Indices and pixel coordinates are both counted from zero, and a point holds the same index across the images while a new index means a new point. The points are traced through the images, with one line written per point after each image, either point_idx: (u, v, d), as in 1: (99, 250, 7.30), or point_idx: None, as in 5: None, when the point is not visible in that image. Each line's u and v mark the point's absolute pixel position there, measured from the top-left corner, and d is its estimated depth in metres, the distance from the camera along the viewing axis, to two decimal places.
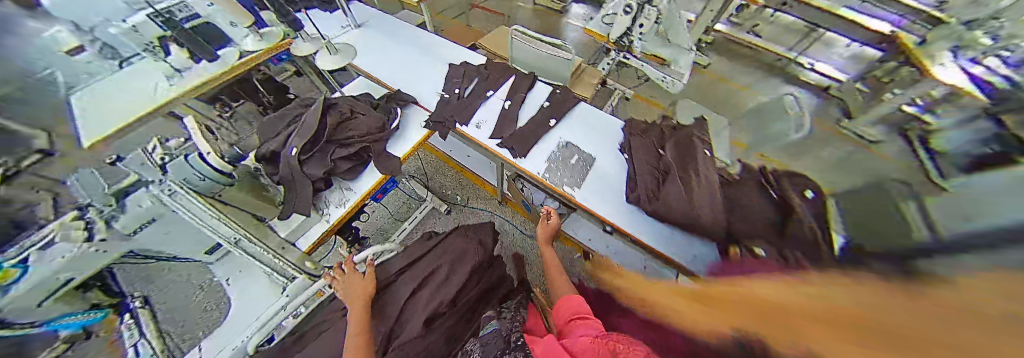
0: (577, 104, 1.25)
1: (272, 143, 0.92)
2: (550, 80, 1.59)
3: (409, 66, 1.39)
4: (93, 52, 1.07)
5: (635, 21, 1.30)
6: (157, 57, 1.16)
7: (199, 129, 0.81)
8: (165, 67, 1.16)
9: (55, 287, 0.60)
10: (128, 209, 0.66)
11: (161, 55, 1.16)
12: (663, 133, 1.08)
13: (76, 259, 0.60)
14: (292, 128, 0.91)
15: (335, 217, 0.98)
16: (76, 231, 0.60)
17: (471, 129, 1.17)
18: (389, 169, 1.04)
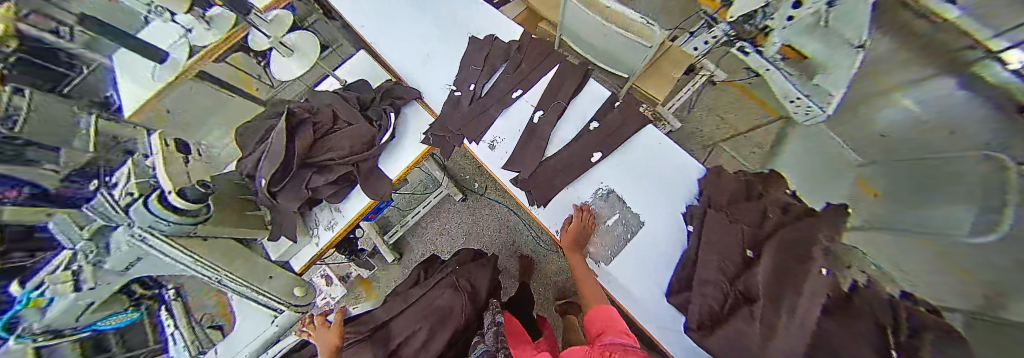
0: (642, 129, 0.85)
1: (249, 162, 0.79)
2: (612, 65, 1.13)
3: (420, 37, 1.05)
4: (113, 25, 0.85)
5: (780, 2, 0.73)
6: (162, 18, 0.98)
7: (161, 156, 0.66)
8: (174, 29, 0.99)
9: (77, 313, 0.65)
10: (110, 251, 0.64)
11: (165, 15, 0.98)
12: (763, 219, 0.71)
13: (86, 293, 0.64)
14: (265, 147, 0.76)
15: (324, 241, 0.90)
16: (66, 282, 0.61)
17: (482, 150, 0.91)
18: (377, 194, 0.87)
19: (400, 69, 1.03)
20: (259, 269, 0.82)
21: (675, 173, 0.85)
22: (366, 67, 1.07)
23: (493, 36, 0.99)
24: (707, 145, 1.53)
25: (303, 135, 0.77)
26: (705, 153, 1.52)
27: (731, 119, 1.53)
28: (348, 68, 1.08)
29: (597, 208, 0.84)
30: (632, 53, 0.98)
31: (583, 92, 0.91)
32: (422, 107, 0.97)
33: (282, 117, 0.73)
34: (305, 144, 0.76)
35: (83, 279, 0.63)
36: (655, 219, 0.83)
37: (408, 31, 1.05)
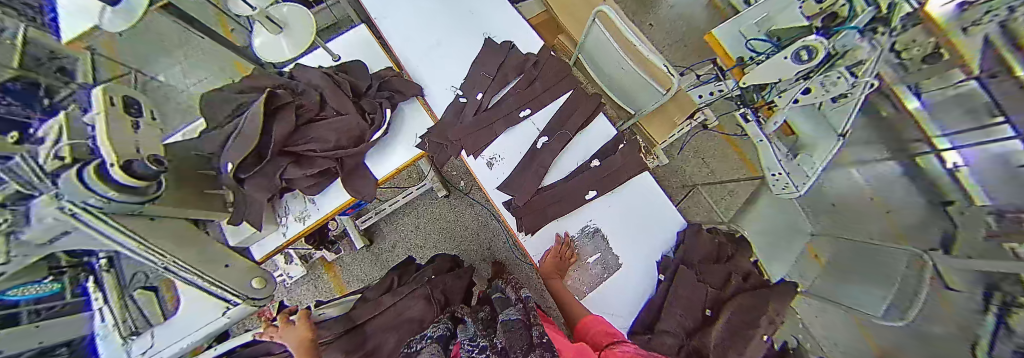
0: (640, 173, 0.88)
1: (214, 136, 0.69)
2: (620, 98, 1.13)
3: (432, 27, 0.96)
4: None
5: (800, 86, 0.78)
6: None
7: (100, 115, 0.55)
8: None
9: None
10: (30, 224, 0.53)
11: None
12: (727, 280, 0.79)
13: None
14: (237, 125, 0.67)
15: (293, 232, 0.84)
16: None
17: (480, 165, 0.88)
18: (360, 193, 0.81)
19: (404, 59, 0.95)
20: (211, 256, 0.73)
21: (659, 222, 0.88)
22: (364, 45, 0.97)
23: (510, 45, 0.95)
24: (687, 186, 1.62)
25: (284, 119, 0.68)
26: (683, 193, 1.61)
27: (712, 165, 1.62)
28: (343, 43, 0.97)
29: (581, 244, 0.86)
30: (644, 93, 0.99)
31: (592, 125, 0.91)
32: (421, 106, 0.90)
33: (263, 96, 0.64)
34: (285, 130, 0.68)
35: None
36: (633, 264, 0.86)
37: (420, 17, 0.97)
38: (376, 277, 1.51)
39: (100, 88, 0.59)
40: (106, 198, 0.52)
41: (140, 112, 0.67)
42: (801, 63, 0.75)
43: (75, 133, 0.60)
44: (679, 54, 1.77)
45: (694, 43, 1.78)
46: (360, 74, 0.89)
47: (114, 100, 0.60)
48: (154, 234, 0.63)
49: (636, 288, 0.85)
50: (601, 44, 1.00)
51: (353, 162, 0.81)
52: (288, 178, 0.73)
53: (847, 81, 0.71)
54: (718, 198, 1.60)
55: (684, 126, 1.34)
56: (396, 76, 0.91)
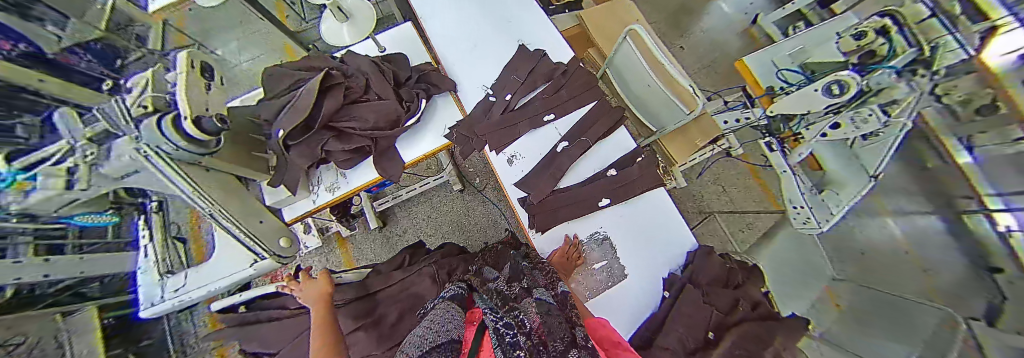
0: (655, 188, 0.89)
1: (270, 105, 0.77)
2: (643, 114, 1.16)
3: (472, 30, 1.04)
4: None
5: (834, 119, 0.77)
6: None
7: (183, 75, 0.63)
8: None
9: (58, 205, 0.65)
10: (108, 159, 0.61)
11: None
12: (736, 305, 0.77)
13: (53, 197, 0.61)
14: (293, 97, 0.75)
15: (321, 201, 0.90)
16: (56, 178, 0.59)
17: (501, 161, 0.92)
18: (387, 172, 0.87)
19: (442, 55, 1.02)
20: (250, 212, 0.79)
21: (670, 239, 0.89)
22: (409, 41, 1.05)
23: (542, 53, 1.00)
24: (703, 212, 1.58)
25: (334, 97, 0.75)
26: (698, 219, 1.58)
27: (731, 194, 1.59)
28: (390, 37, 1.05)
29: (589, 250, 0.87)
30: (667, 111, 1.01)
31: (612, 136, 0.94)
32: (453, 101, 0.96)
33: (320, 75, 0.72)
34: (333, 106, 0.75)
35: (77, 177, 0.61)
36: (640, 276, 0.86)
37: (462, 20, 1.05)
38: (385, 259, 1.57)
39: (185, 52, 0.69)
40: (177, 146, 0.60)
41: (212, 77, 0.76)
42: (832, 97, 0.75)
43: (158, 88, 0.69)
44: (707, 79, 1.76)
45: (725, 70, 1.77)
46: (401, 65, 0.96)
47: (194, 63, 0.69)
48: (207, 185, 0.69)
49: (640, 302, 0.84)
50: (629, 60, 1.03)
51: (385, 143, 0.87)
52: (328, 150, 0.79)
53: (879, 119, 0.70)
54: (735, 228, 1.56)
55: (705, 150, 1.33)
56: (433, 70, 0.98)
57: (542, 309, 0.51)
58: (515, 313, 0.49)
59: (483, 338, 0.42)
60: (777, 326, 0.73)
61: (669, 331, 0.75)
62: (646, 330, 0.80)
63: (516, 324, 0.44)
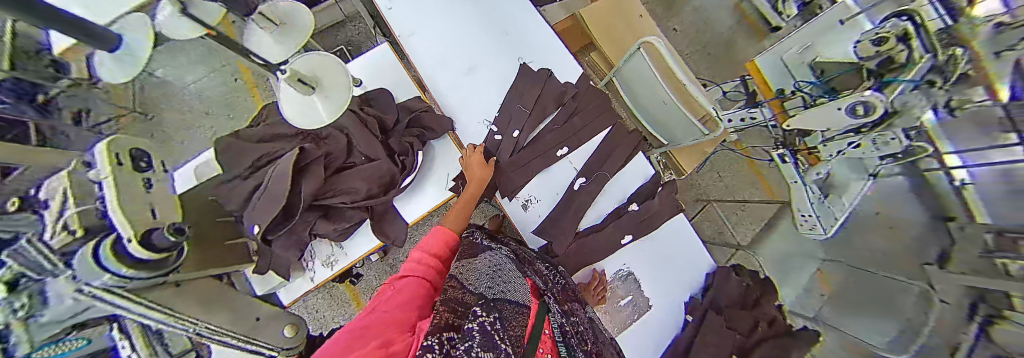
0: (677, 215, 0.87)
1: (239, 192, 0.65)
2: (652, 124, 1.10)
3: (464, 49, 0.88)
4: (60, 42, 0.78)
5: (856, 137, 0.76)
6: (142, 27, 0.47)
7: (115, 188, 0.50)
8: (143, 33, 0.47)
9: None
10: (52, 303, 0.45)
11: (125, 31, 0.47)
12: (752, 323, 0.83)
13: None
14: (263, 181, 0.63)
15: (320, 278, 0.83)
16: None
17: (515, 207, 0.85)
18: (392, 238, 0.78)
19: (432, 83, 0.87)
20: (241, 310, 0.76)
21: (691, 263, 0.89)
22: (389, 68, 0.88)
23: (548, 74, 0.88)
24: (701, 201, 1.61)
25: (313, 177, 0.64)
26: (697, 207, 1.61)
27: (727, 179, 1.61)
28: (366, 65, 0.87)
29: (613, 286, 0.86)
30: (681, 125, 0.96)
31: (629, 165, 0.88)
32: (454, 144, 0.85)
33: (294, 151, 0.61)
34: (315, 187, 0.64)
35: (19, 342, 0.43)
36: (662, 305, 0.86)
37: (452, 37, 0.88)
38: None
39: (103, 141, 0.53)
40: (101, 283, 0.45)
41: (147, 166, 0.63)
42: (856, 117, 0.71)
43: (82, 199, 0.52)
44: (702, 63, 1.69)
45: (719, 50, 1.70)
46: (387, 106, 0.82)
47: (118, 153, 0.55)
48: (180, 303, 0.61)
49: (664, 332, 0.86)
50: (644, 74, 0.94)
51: (382, 207, 0.78)
52: (317, 232, 0.72)
53: (901, 143, 0.71)
54: (730, 212, 1.61)
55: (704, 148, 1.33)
56: (426, 109, 0.83)
57: (582, 331, 0.65)
58: (567, 319, 0.63)
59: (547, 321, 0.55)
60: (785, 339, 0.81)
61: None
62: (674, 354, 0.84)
63: (569, 332, 0.59)
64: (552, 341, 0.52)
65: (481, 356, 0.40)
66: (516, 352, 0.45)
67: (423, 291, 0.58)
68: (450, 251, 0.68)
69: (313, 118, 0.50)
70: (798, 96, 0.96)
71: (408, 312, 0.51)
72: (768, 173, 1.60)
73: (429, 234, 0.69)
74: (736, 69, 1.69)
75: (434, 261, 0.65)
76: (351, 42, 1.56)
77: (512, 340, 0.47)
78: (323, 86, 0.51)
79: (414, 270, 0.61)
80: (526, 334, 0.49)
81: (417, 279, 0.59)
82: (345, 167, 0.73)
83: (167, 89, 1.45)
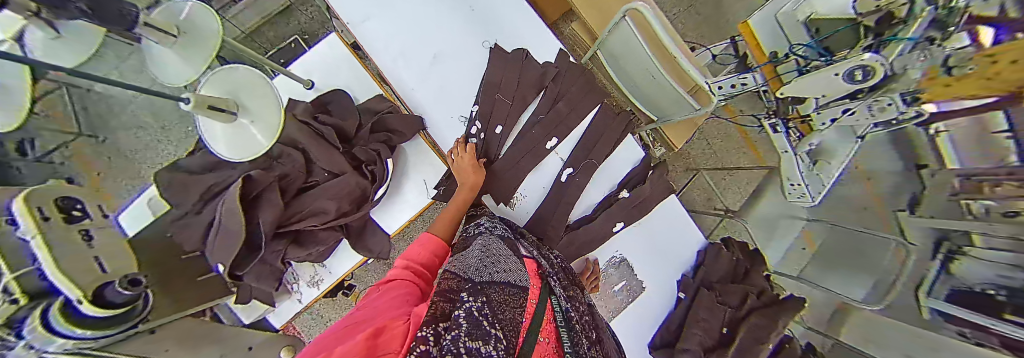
0: (670, 195, 0.85)
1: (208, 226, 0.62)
2: (640, 102, 1.04)
3: (427, 34, 0.77)
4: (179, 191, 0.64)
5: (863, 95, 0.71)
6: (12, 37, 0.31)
7: (48, 250, 0.45)
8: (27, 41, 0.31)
9: None
10: None
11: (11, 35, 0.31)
12: (743, 294, 0.86)
13: None
14: (216, 218, 0.60)
15: (307, 298, 0.85)
16: None
17: (499, 206, 0.79)
18: (372, 255, 0.74)
19: (393, 77, 0.77)
20: (230, 343, 0.74)
21: (684, 244, 0.88)
22: (341, 64, 0.77)
23: (525, 55, 0.79)
24: (691, 170, 1.56)
25: (271, 205, 0.59)
26: (686, 178, 1.56)
27: (715, 146, 1.57)
28: (312, 62, 0.76)
29: (607, 274, 0.85)
30: (672, 100, 0.91)
31: (618, 151, 0.84)
32: (428, 145, 0.79)
33: (239, 183, 0.55)
34: (276, 215, 0.60)
35: None
36: (655, 286, 0.87)
37: (411, 20, 0.76)
38: None
39: (18, 196, 0.51)
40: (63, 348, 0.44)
41: (79, 217, 0.62)
42: (854, 83, 0.66)
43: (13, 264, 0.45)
44: (691, 25, 1.58)
45: (708, 10, 1.58)
46: (346, 111, 0.73)
47: (44, 208, 0.52)
48: (159, 349, 0.58)
49: (658, 310, 0.88)
50: (630, 45, 0.85)
51: (358, 223, 0.73)
52: (290, 259, 0.68)
53: (896, 109, 0.69)
54: (718, 179, 1.56)
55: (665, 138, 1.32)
56: (390, 110, 0.75)
57: (586, 321, 0.56)
58: (571, 304, 0.54)
59: (548, 307, 0.47)
60: (771, 306, 0.86)
61: (691, 332, 0.82)
62: (669, 331, 0.86)
63: (574, 317, 0.50)
64: (556, 331, 0.44)
65: (476, 338, 0.32)
66: (516, 338, 0.36)
67: (413, 290, 0.49)
68: (438, 258, 0.61)
69: (250, 145, 0.43)
70: (793, 60, 0.87)
71: (396, 305, 0.42)
72: (758, 137, 1.57)
73: (414, 243, 0.61)
74: (727, 30, 1.60)
75: (421, 268, 0.57)
76: (306, 30, 1.37)
77: (510, 321, 0.38)
78: (248, 107, 0.43)
79: (400, 275, 0.52)
80: (525, 319, 0.41)
81: (406, 283, 0.50)
82: (308, 187, 0.67)
83: (106, 104, 1.28)
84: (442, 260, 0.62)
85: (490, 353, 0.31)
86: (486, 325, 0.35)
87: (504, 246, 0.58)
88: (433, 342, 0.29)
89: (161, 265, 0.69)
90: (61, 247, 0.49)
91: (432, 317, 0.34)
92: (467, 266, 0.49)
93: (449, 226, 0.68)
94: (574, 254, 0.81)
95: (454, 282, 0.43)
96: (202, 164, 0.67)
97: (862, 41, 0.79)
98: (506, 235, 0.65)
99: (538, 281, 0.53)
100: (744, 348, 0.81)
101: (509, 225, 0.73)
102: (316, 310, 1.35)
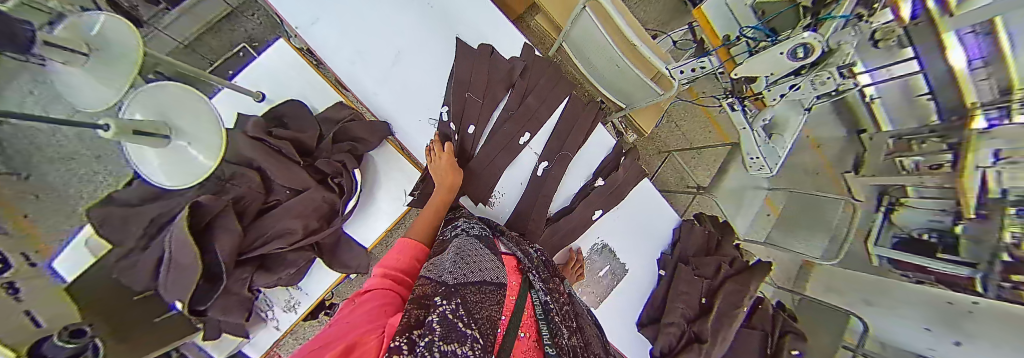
0: (642, 179, 0.88)
1: (160, 260, 0.57)
2: (608, 90, 1.07)
3: (383, 34, 0.73)
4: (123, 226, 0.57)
5: (806, 69, 0.77)
6: None
7: None
8: None
9: None
10: None
11: None
12: (716, 265, 0.91)
13: None
14: (165, 253, 0.55)
15: (284, 323, 0.81)
16: None
17: (477, 207, 0.79)
18: (350, 271, 0.71)
19: (352, 82, 0.73)
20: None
21: (659, 224, 0.92)
22: (293, 73, 0.72)
23: (490, 51, 0.78)
24: (662, 152, 1.61)
25: (228, 231, 0.55)
26: (659, 160, 1.61)
27: (683, 127, 1.64)
28: (262, 72, 0.70)
29: (591, 260, 0.87)
30: (638, 88, 0.94)
31: (591, 140, 0.85)
32: (397, 150, 0.76)
33: (185, 212, 0.50)
34: (234, 242, 0.56)
35: None
36: (637, 267, 0.90)
37: (364, 20, 0.72)
38: None
39: None
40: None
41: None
42: (796, 60, 0.71)
43: None
44: (652, 12, 1.63)
45: None
46: (303, 122, 0.69)
47: None
48: None
49: (642, 289, 0.91)
50: (592, 35, 0.86)
51: (330, 240, 0.70)
52: (258, 286, 0.64)
53: (834, 81, 0.79)
54: (688, 158, 1.63)
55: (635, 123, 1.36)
56: (352, 117, 0.72)
57: (567, 311, 0.57)
58: (552, 296, 0.55)
59: (528, 302, 0.47)
60: (742, 273, 0.92)
61: (674, 306, 0.86)
62: (654, 308, 0.90)
63: (555, 309, 0.51)
64: (535, 325, 0.45)
65: (451, 341, 0.32)
66: (494, 335, 0.37)
67: (391, 299, 0.47)
68: (419, 263, 0.59)
69: (191, 169, 0.40)
70: (743, 41, 0.92)
71: (371, 317, 0.40)
72: (721, 116, 1.66)
73: (390, 251, 0.59)
74: (684, 15, 1.66)
75: (401, 274, 0.54)
76: (255, 37, 1.27)
77: (487, 320, 0.38)
78: (181, 128, 0.39)
79: (378, 284, 0.49)
80: (503, 317, 0.41)
81: (382, 292, 0.47)
82: (268, 207, 0.63)
83: None
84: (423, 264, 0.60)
85: (465, 354, 0.31)
86: (462, 326, 0.35)
87: (481, 245, 0.58)
88: (406, 350, 0.29)
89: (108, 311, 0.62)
90: None
91: (405, 325, 0.33)
92: (443, 268, 0.48)
93: (428, 227, 0.66)
94: (555, 245, 0.82)
95: (428, 287, 0.42)
96: (145, 194, 0.60)
97: (803, 19, 0.85)
98: (484, 233, 0.64)
99: (517, 277, 0.53)
100: (722, 314, 0.86)
101: (487, 224, 0.72)
102: (300, 333, 1.28)
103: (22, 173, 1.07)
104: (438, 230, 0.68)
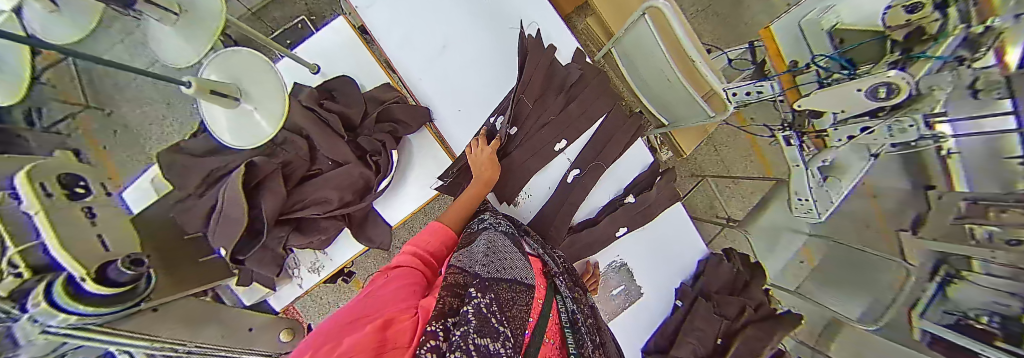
0: (675, 203, 0.84)
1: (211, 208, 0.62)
2: (652, 104, 1.01)
3: (436, 22, 0.74)
4: (185, 173, 0.62)
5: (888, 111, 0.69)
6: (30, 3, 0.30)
7: (54, 226, 0.44)
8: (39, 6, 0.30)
9: None
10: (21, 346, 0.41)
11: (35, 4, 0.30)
12: (742, 306, 0.85)
13: None
14: (217, 203, 0.60)
15: (306, 283, 0.86)
16: None
17: (504, 204, 0.78)
18: (374, 245, 0.74)
19: (400, 65, 0.75)
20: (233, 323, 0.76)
21: (685, 252, 0.88)
22: (346, 50, 0.75)
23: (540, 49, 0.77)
24: (696, 176, 1.53)
25: (274, 193, 0.59)
26: (690, 183, 1.53)
27: (723, 153, 1.54)
28: (319, 46, 0.74)
29: (607, 277, 0.85)
30: (686, 106, 0.89)
31: (627, 153, 0.82)
32: (433, 137, 0.77)
33: (242, 169, 0.54)
34: (278, 202, 0.59)
35: None
36: (654, 292, 0.87)
37: (421, 5, 0.73)
38: None
39: (22, 170, 0.50)
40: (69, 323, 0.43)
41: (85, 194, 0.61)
42: (877, 100, 0.63)
43: (20, 237, 0.44)
44: (708, 26, 1.53)
45: (726, 9, 1.53)
46: (351, 98, 0.71)
47: (49, 184, 0.51)
48: (162, 327, 0.60)
49: (655, 315, 0.88)
50: (645, 44, 0.82)
51: (360, 213, 0.72)
52: (291, 246, 0.68)
53: (917, 130, 0.67)
54: (723, 186, 1.54)
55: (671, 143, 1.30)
56: (396, 100, 0.74)
57: (589, 323, 0.56)
58: (576, 306, 0.55)
59: (554, 307, 0.47)
60: (767, 318, 0.86)
61: (688, 339, 0.82)
62: (665, 338, 0.87)
63: (579, 319, 0.51)
64: (559, 333, 0.44)
65: (484, 336, 0.32)
66: (522, 336, 0.37)
67: (420, 280, 0.48)
68: (446, 248, 0.60)
69: (255, 133, 0.41)
70: (813, 70, 0.83)
71: (403, 295, 0.41)
72: (767, 146, 1.54)
73: (421, 231, 0.60)
74: (744, 33, 1.54)
75: (429, 257, 0.55)
76: (312, 10, 1.33)
77: (517, 319, 0.38)
78: (250, 94, 0.41)
79: (409, 264, 0.51)
80: (531, 318, 0.41)
81: (412, 272, 0.49)
82: (311, 175, 0.67)
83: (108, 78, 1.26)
84: (450, 250, 0.61)
85: (497, 351, 0.31)
86: (494, 322, 0.35)
87: (510, 243, 0.57)
88: (442, 337, 0.30)
89: (162, 246, 0.68)
90: (65, 224, 0.48)
91: (439, 311, 0.34)
92: (473, 260, 0.48)
93: (458, 215, 0.66)
94: (576, 255, 0.80)
95: (460, 276, 0.43)
96: (207, 147, 0.66)
97: (888, 56, 0.75)
98: (511, 231, 0.64)
99: (544, 280, 0.53)
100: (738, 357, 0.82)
101: (513, 222, 0.72)
102: (316, 292, 1.36)
103: (106, 109, 1.21)
104: (466, 219, 0.69)
